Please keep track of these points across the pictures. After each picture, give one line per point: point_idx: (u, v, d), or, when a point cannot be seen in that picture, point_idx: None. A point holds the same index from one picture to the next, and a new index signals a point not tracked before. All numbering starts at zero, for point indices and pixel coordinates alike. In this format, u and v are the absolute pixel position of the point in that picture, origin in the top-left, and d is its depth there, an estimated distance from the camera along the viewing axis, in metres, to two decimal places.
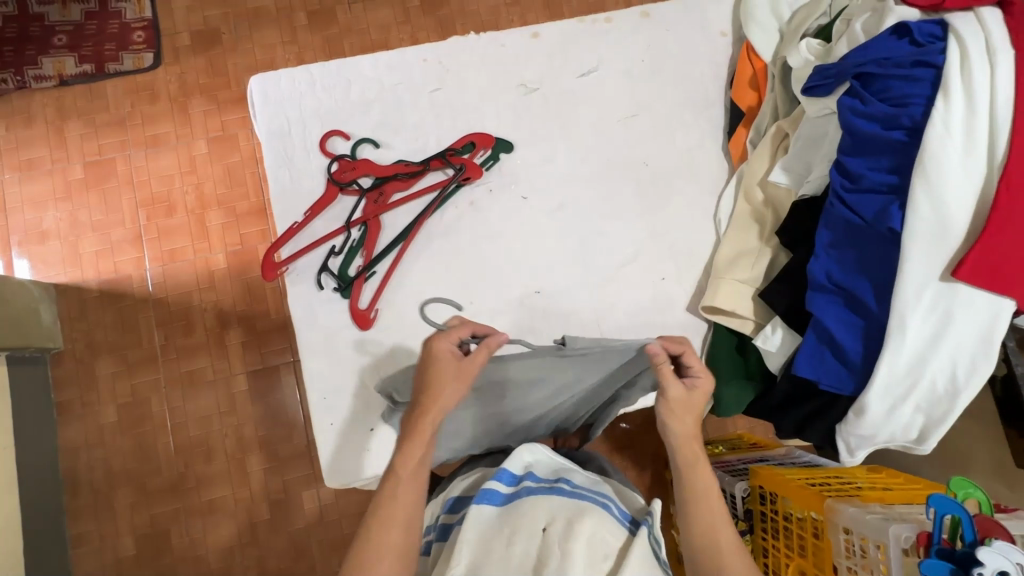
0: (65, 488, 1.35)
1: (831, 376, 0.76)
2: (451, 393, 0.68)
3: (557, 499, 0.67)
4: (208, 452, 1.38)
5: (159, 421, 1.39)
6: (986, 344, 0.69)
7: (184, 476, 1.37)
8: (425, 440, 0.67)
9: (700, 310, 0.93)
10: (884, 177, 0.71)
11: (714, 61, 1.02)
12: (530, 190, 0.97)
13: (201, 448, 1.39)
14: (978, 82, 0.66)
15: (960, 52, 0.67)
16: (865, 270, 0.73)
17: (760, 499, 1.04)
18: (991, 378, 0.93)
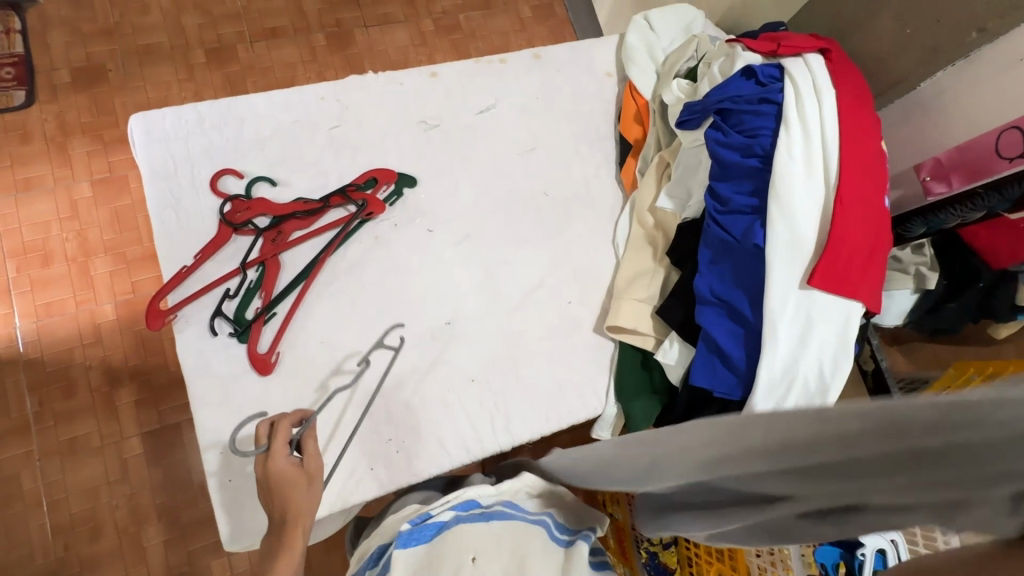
0: None
1: (725, 386, 0.81)
2: (308, 494, 0.68)
3: (488, 525, 0.72)
4: (95, 529, 1.22)
5: (33, 500, 1.21)
6: (843, 343, 0.77)
7: (64, 561, 1.20)
8: (295, 543, 0.65)
9: (606, 330, 0.97)
10: (748, 200, 0.80)
11: (602, 98, 1.11)
12: (435, 223, 0.98)
13: (86, 526, 1.22)
14: (810, 116, 0.77)
15: (795, 92, 0.79)
16: (739, 283, 0.81)
17: None
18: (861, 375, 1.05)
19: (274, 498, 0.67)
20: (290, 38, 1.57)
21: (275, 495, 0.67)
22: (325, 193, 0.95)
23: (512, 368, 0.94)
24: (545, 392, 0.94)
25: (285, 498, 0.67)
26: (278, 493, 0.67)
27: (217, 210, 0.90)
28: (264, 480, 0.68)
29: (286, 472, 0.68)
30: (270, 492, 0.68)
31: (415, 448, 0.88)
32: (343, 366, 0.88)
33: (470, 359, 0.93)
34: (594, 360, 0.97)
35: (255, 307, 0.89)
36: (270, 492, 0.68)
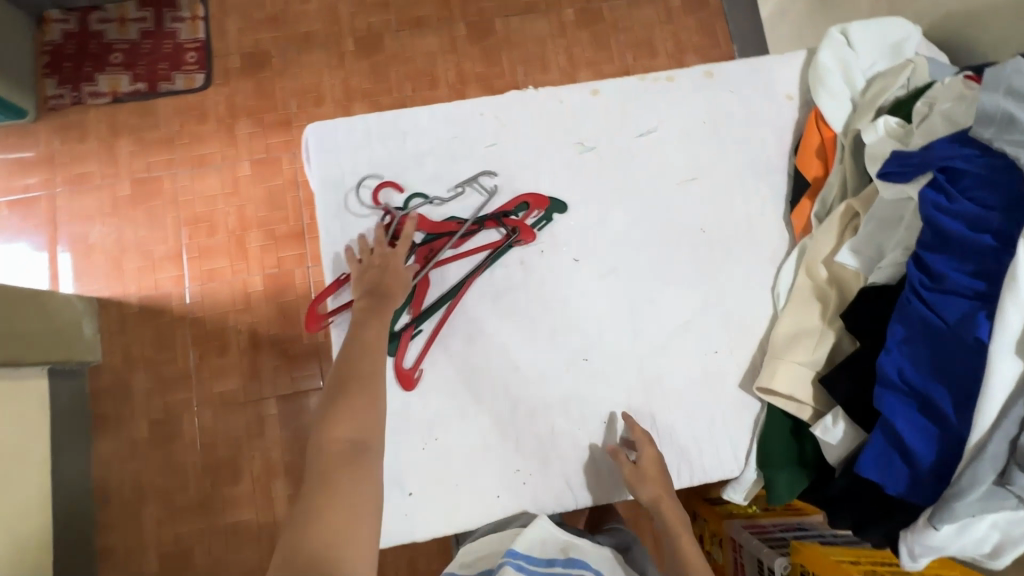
0: (98, 499, 1.37)
1: (900, 484, 0.71)
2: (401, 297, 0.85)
3: None
4: (235, 472, 1.39)
5: (190, 438, 1.40)
6: None
7: (210, 495, 1.38)
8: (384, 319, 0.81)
9: (754, 389, 0.89)
10: (970, 282, 0.67)
11: (779, 126, 0.99)
12: (582, 253, 0.94)
13: (229, 468, 1.39)
14: None
15: None
16: (941, 375, 0.69)
17: None
18: None
19: (380, 280, 0.85)
20: (432, 28, 1.57)
21: (378, 280, 0.85)
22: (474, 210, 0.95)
23: (645, 419, 0.90)
24: (678, 442, 0.90)
25: (391, 281, 0.85)
26: (383, 275, 0.85)
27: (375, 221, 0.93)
28: (366, 272, 0.86)
29: (397, 263, 0.86)
30: (378, 277, 0.85)
31: (542, 482, 0.88)
32: (480, 388, 0.90)
33: (606, 401, 0.90)
34: (737, 418, 0.91)
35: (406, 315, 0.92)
36: (375, 279, 0.85)
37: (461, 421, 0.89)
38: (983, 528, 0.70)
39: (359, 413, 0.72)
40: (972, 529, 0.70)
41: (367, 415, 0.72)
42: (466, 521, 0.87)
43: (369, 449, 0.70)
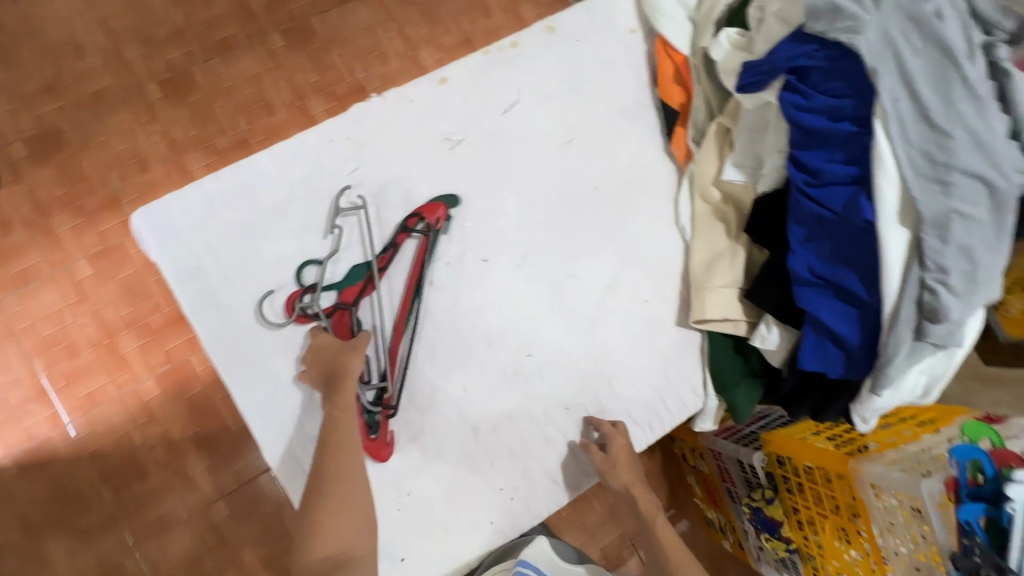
0: None
1: (839, 366, 0.76)
2: (357, 359, 0.80)
3: None
4: None
5: None
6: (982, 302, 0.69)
7: None
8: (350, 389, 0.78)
9: (692, 323, 0.91)
10: (844, 169, 0.70)
11: (631, 62, 0.97)
12: (489, 251, 0.90)
13: None
14: (914, 67, 0.64)
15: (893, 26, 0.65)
16: (845, 260, 0.73)
17: (779, 464, 1.14)
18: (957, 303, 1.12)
19: (327, 366, 0.80)
20: (244, 48, 1.32)
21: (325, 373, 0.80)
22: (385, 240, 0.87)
23: (605, 390, 0.89)
24: (641, 399, 0.91)
25: (338, 355, 0.80)
26: (328, 360, 0.80)
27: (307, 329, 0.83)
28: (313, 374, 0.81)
29: (332, 342, 0.81)
30: (327, 363, 0.80)
31: (530, 489, 0.86)
32: (436, 426, 0.84)
33: (562, 386, 0.88)
34: (684, 355, 0.93)
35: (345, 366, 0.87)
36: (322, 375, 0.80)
37: (428, 465, 0.83)
38: (914, 378, 0.77)
39: (338, 525, 0.72)
40: (905, 382, 0.77)
41: (354, 525, 0.73)
42: (469, 557, 0.83)
43: (352, 563, 0.71)
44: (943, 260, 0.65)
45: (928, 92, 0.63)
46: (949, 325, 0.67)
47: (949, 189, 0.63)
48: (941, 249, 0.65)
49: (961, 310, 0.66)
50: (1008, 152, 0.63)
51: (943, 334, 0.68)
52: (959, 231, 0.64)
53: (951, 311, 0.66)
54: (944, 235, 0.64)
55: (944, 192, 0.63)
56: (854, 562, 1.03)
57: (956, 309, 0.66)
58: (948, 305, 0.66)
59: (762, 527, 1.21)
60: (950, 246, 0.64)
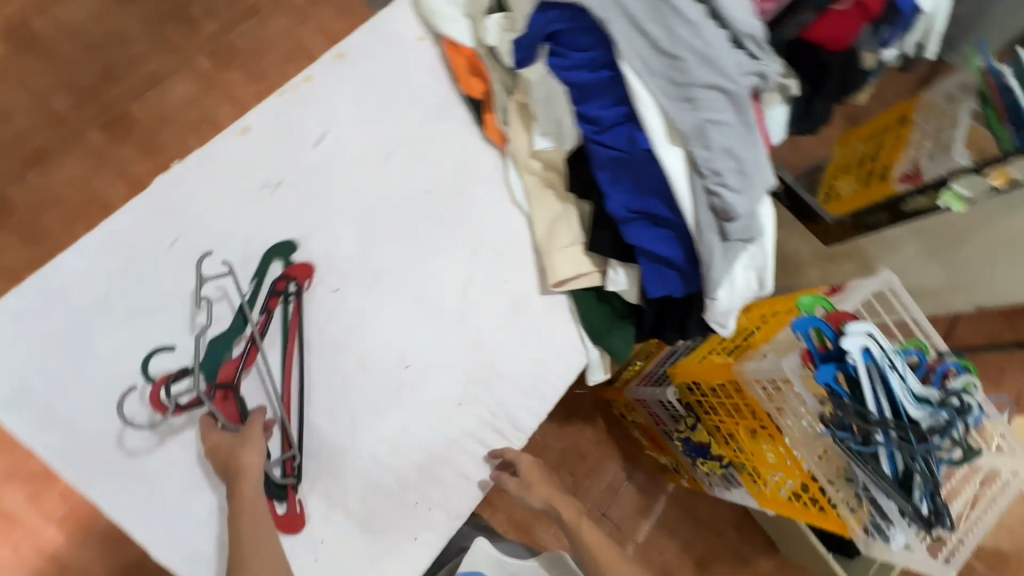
0: None
1: (677, 283, 0.84)
2: (251, 453, 0.77)
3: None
4: None
5: None
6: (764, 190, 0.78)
7: None
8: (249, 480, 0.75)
9: (553, 288, 0.95)
10: (617, 111, 0.77)
11: (427, 67, 1.01)
12: (340, 279, 0.90)
13: None
14: (634, 6, 0.71)
15: None
16: (646, 189, 0.80)
17: (689, 391, 1.25)
18: (782, 195, 1.29)
19: (222, 462, 0.77)
20: (63, 153, 1.23)
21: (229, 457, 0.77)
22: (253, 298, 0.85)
23: (491, 375, 0.92)
24: (527, 373, 0.94)
25: (231, 448, 0.77)
26: (222, 452, 0.77)
27: (177, 421, 0.80)
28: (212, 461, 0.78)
29: (223, 440, 0.78)
30: (220, 460, 0.77)
31: (444, 492, 0.88)
32: (333, 464, 0.84)
33: (446, 386, 0.90)
34: (557, 320, 0.97)
35: (208, 435, 0.82)
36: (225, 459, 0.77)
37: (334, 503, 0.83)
38: (743, 274, 0.85)
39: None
40: (737, 279, 0.84)
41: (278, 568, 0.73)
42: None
43: None
44: (714, 165, 0.72)
45: (652, 25, 0.71)
46: (740, 218, 0.75)
47: (696, 103, 0.71)
48: (710, 156, 0.72)
49: (744, 203, 0.74)
50: (728, 59, 0.71)
51: (741, 228, 0.77)
52: (717, 137, 0.71)
53: (737, 206, 0.74)
54: (707, 144, 0.72)
55: (693, 106, 0.71)
56: (772, 457, 1.12)
57: (740, 204, 0.74)
58: (733, 202, 0.74)
59: (697, 454, 1.34)
60: (715, 152, 0.72)
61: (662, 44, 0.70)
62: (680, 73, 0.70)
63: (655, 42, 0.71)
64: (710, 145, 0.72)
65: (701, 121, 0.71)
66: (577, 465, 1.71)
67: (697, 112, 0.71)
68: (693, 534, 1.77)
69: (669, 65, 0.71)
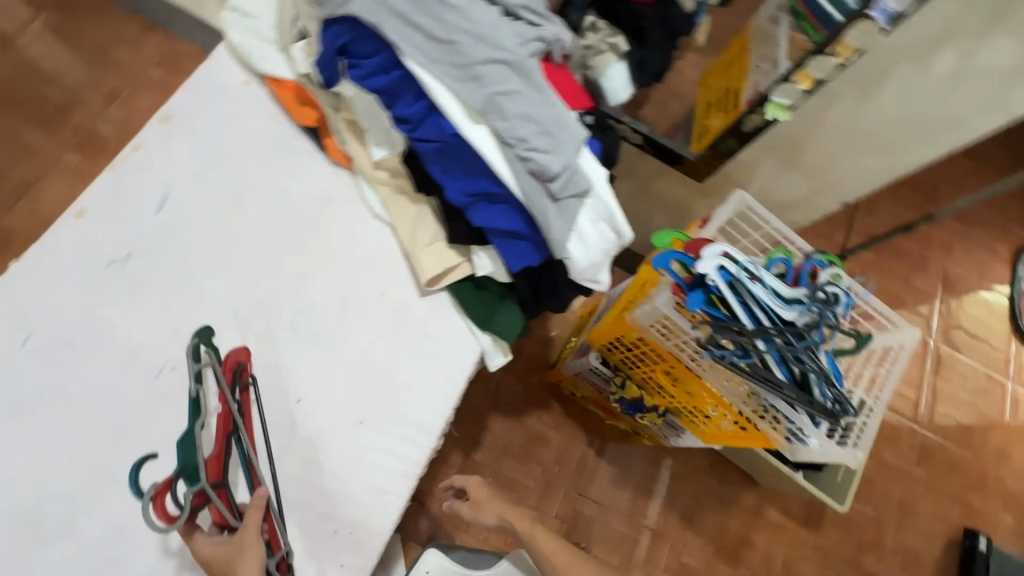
0: None
1: (533, 251, 0.87)
2: (248, 563, 0.71)
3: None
4: None
5: None
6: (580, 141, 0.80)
7: None
8: None
9: (429, 287, 0.97)
10: (420, 106, 0.79)
11: (258, 107, 1.03)
12: (212, 333, 0.90)
13: None
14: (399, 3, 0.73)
15: None
16: (472, 171, 0.82)
17: (610, 351, 1.28)
18: (642, 146, 1.29)
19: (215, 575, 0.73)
20: None
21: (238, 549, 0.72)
22: (194, 381, 0.76)
23: (387, 387, 0.93)
24: (424, 376, 0.95)
25: (223, 559, 0.72)
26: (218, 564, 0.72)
27: (68, 515, 0.80)
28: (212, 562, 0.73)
29: (217, 553, 0.73)
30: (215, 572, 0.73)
31: (362, 515, 0.88)
32: None
33: (343, 408, 0.91)
34: (442, 317, 0.98)
35: (103, 526, 0.80)
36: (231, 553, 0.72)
37: None
38: (593, 227, 0.86)
39: None
40: (588, 233, 0.86)
41: None
42: None
43: None
44: (515, 132, 0.75)
45: (421, 16, 0.73)
46: (560, 175, 0.78)
47: (481, 79, 0.73)
48: (509, 125, 0.75)
49: (558, 160, 0.77)
50: (501, 32, 0.74)
51: (565, 184, 0.79)
52: (510, 105, 0.74)
53: (551, 165, 0.76)
54: (503, 113, 0.74)
55: (479, 82, 0.74)
56: (692, 394, 1.15)
57: (553, 162, 0.76)
58: (546, 162, 0.76)
59: (637, 411, 1.37)
60: (512, 119, 0.74)
61: (434, 32, 0.73)
62: (457, 55, 0.73)
63: (427, 33, 0.73)
64: (505, 114, 0.74)
65: (489, 94, 0.73)
66: (544, 454, 1.73)
67: (483, 87, 0.73)
68: (673, 491, 1.79)
69: (447, 50, 0.73)
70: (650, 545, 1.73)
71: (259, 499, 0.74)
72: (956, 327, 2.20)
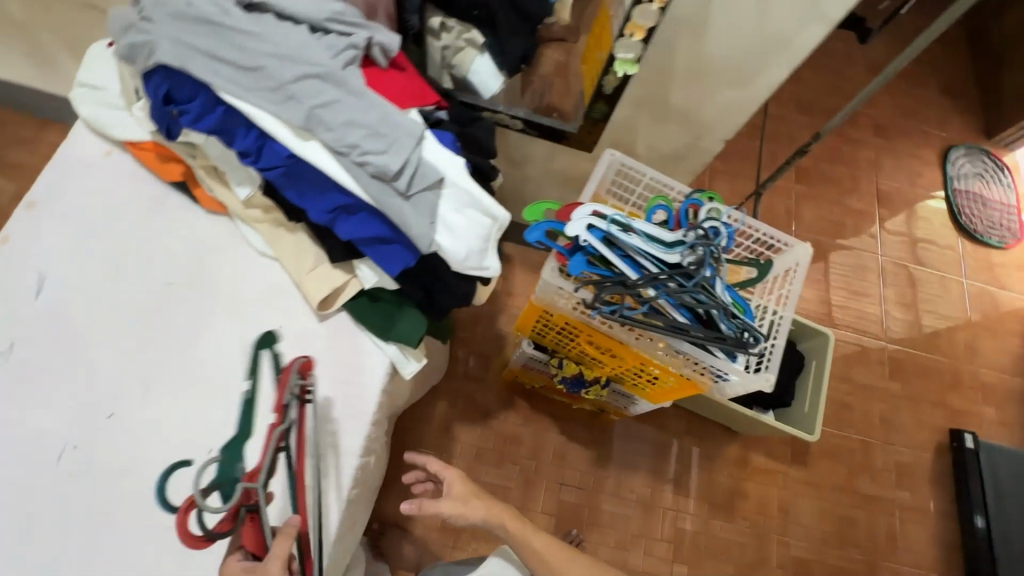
0: None
1: (405, 252, 0.87)
2: None
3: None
4: None
5: None
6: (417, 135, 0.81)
7: None
8: None
9: (324, 311, 0.98)
10: (251, 137, 0.79)
11: (124, 174, 1.03)
12: (110, 404, 0.89)
13: None
14: (201, 43, 0.74)
15: (167, 29, 0.75)
16: (321, 188, 0.83)
17: (540, 336, 1.29)
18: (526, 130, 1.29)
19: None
20: None
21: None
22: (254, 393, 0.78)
23: None
24: (335, 399, 0.95)
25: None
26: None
27: None
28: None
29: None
30: None
31: None
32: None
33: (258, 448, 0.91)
34: (344, 337, 0.99)
35: None
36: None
37: None
38: (460, 215, 0.86)
39: None
40: (456, 222, 0.86)
41: None
42: None
43: None
44: (344, 140, 0.76)
45: (226, 51, 0.74)
46: (402, 171, 0.79)
47: (297, 97, 0.75)
48: (336, 135, 0.76)
49: (394, 158, 0.77)
50: (307, 48, 0.76)
51: (410, 179, 0.80)
52: (332, 116, 0.75)
53: (389, 164, 0.77)
54: (328, 125, 0.75)
55: (297, 100, 0.75)
56: (621, 358, 1.16)
57: (391, 161, 0.77)
58: (383, 163, 0.77)
59: (584, 388, 1.38)
60: (338, 128, 0.76)
61: (242, 62, 0.74)
62: (269, 79, 0.74)
63: (235, 65, 0.74)
64: (330, 125, 0.75)
65: (308, 109, 0.74)
66: (518, 452, 1.72)
67: (301, 104, 0.75)
68: (654, 459, 1.78)
69: (258, 77, 0.75)
70: (643, 519, 1.72)
71: (291, 528, 0.73)
72: (898, 238, 2.23)
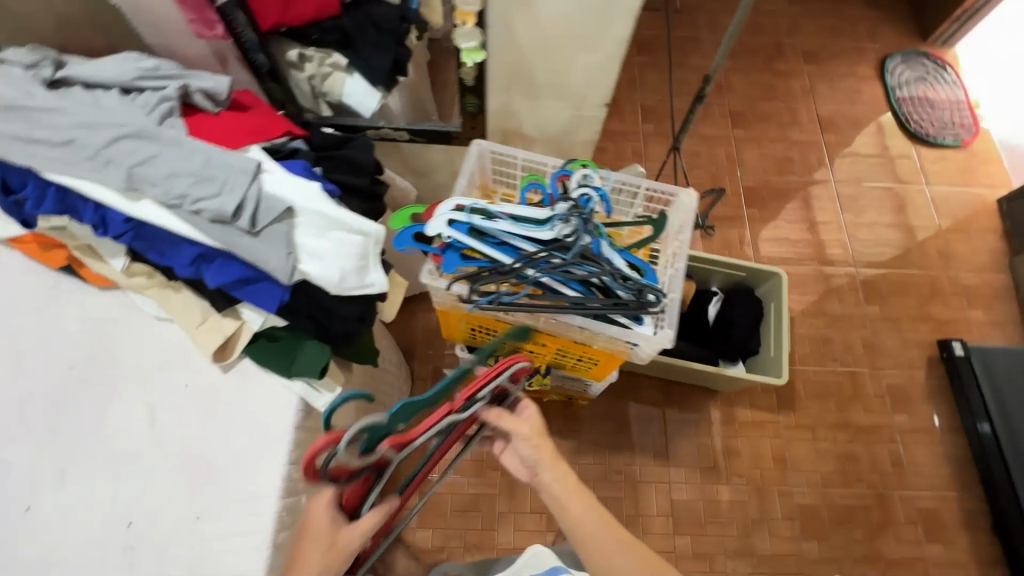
0: None
1: (274, 287, 0.87)
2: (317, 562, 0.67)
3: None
4: None
5: None
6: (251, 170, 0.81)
7: None
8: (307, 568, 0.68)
9: (226, 361, 0.98)
10: (90, 209, 0.80)
11: (14, 270, 1.04)
12: (25, 497, 0.90)
13: None
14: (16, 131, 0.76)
15: None
16: (173, 244, 0.83)
17: (471, 338, 1.28)
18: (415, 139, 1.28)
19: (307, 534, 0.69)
20: None
21: (331, 548, 0.68)
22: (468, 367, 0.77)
23: (214, 471, 0.93)
24: (249, 445, 0.95)
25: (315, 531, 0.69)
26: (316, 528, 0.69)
27: None
28: (308, 523, 0.70)
29: (319, 522, 0.69)
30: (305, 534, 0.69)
31: None
32: None
33: (178, 508, 0.91)
34: (250, 381, 0.98)
35: None
36: (323, 544, 0.68)
37: None
38: (323, 239, 0.84)
39: None
40: (319, 245, 0.84)
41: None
42: None
43: None
44: (172, 192, 0.77)
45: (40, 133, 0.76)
46: (239, 209, 0.78)
47: (116, 161, 0.76)
48: (163, 189, 0.77)
49: (226, 197, 0.78)
50: (120, 115, 0.78)
51: (251, 215, 0.79)
52: (154, 171, 0.77)
53: (222, 204, 0.78)
54: (152, 181, 0.77)
55: (117, 164, 0.76)
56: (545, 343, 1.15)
57: (223, 201, 0.78)
58: (215, 204, 0.78)
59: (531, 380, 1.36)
60: (164, 181, 0.77)
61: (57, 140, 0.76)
62: (86, 151, 0.76)
63: (52, 144, 0.76)
64: (154, 180, 0.77)
65: (128, 170, 0.76)
66: None
67: (121, 166, 0.76)
68: (636, 435, 1.74)
69: (76, 150, 0.76)
70: (637, 495, 1.68)
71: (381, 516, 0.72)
72: (849, 160, 2.16)
